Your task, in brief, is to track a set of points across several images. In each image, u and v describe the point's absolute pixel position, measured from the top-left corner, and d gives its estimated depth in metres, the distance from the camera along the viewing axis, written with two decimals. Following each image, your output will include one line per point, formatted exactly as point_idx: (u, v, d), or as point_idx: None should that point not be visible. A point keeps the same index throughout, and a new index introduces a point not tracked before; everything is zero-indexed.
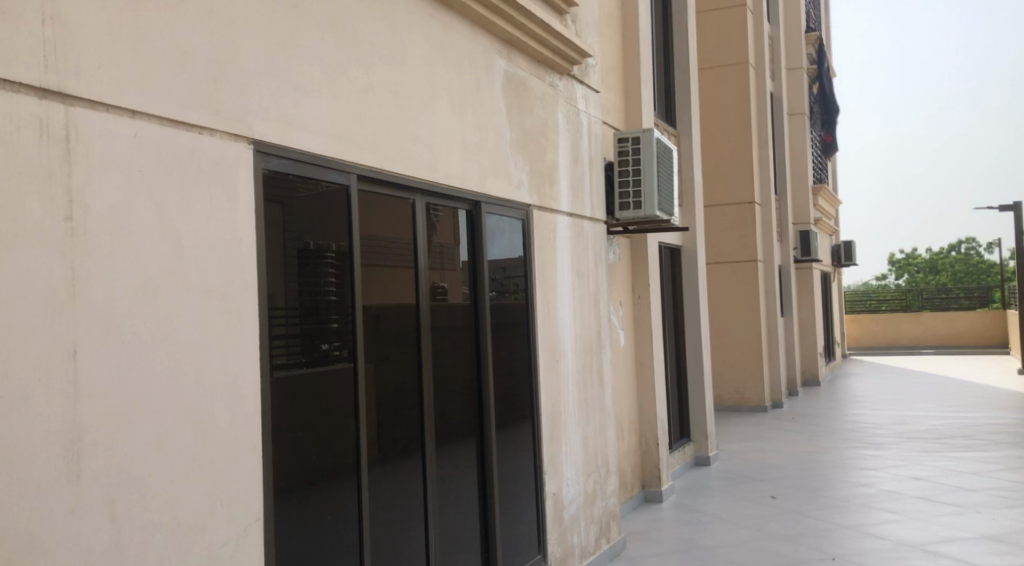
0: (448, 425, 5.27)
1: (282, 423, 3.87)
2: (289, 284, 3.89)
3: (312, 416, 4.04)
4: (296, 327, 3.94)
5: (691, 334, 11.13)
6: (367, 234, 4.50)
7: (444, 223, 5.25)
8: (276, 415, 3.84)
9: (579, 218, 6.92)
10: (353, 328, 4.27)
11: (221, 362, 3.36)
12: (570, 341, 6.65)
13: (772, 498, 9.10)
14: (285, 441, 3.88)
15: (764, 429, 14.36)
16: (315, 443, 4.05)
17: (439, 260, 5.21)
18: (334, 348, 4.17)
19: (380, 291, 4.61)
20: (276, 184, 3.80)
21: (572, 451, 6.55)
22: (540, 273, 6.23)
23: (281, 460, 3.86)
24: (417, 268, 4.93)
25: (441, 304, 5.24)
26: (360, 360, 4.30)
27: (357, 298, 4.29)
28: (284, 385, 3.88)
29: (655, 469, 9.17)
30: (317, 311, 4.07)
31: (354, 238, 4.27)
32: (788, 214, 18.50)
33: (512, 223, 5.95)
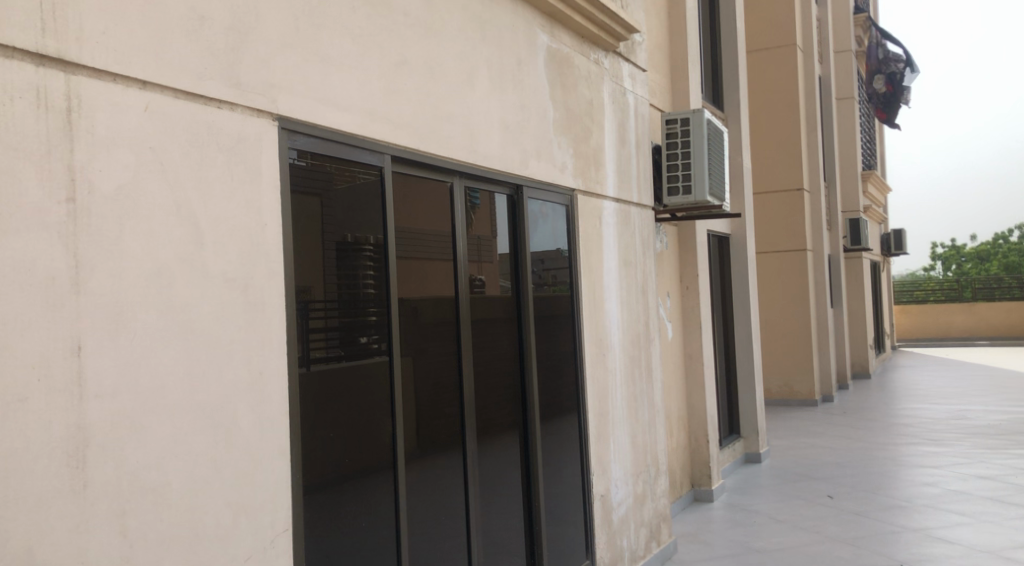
0: (489, 425, 4.96)
1: (313, 423, 3.58)
2: (314, 274, 3.61)
3: (345, 416, 3.75)
4: (326, 320, 3.66)
5: (740, 326, 10.72)
6: (400, 219, 4.20)
7: (483, 210, 4.94)
8: (306, 415, 3.55)
9: (626, 203, 6.56)
10: (388, 321, 3.97)
11: (244, 358, 3.07)
12: (618, 334, 6.31)
13: (829, 497, 8.69)
14: (315, 444, 3.59)
15: (815, 424, 13.88)
16: (348, 445, 3.75)
17: (477, 250, 4.90)
18: (367, 342, 3.88)
19: (414, 280, 4.32)
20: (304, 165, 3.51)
21: (620, 450, 6.21)
22: (586, 262, 5.89)
23: (312, 464, 3.56)
24: (455, 257, 4.62)
25: (481, 295, 4.93)
26: (397, 355, 4.00)
27: (393, 289, 3.99)
28: (314, 383, 3.59)
29: (705, 467, 8.79)
30: (347, 303, 3.77)
31: (389, 225, 3.97)
32: (837, 202, 17.93)
33: (555, 210, 5.62)
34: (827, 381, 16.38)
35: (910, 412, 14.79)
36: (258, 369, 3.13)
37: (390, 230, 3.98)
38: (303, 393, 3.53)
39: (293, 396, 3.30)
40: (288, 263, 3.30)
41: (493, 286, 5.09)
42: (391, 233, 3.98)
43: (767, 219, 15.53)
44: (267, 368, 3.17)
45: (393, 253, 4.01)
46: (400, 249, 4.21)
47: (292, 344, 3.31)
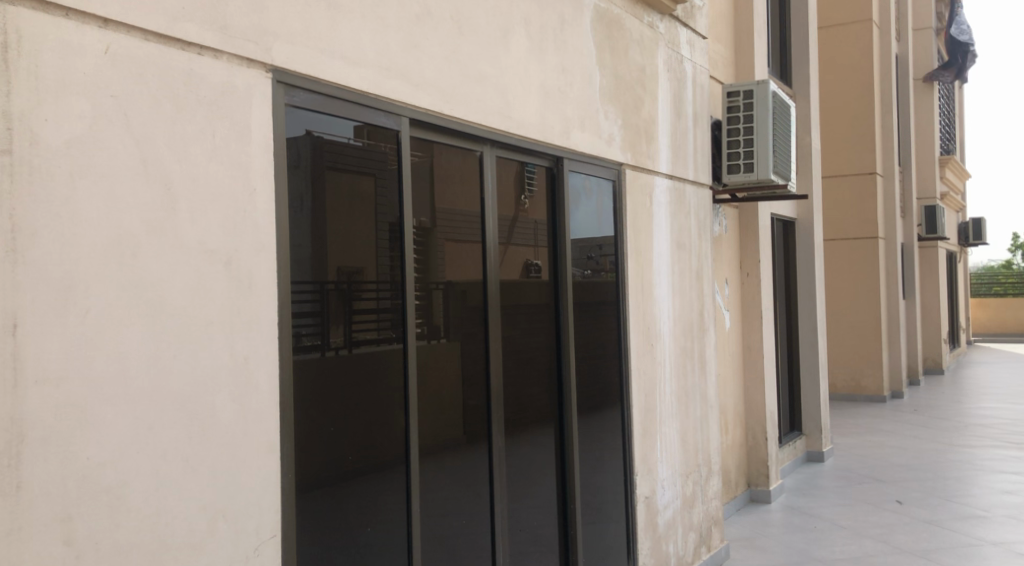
0: (524, 420, 4.51)
1: (315, 416, 3.22)
2: (366, 254, 3.43)
3: (347, 410, 3.36)
4: (376, 297, 3.48)
5: (804, 318, 10.12)
6: (447, 201, 3.98)
7: (537, 187, 4.65)
8: (302, 407, 3.16)
9: (681, 181, 6.06)
10: (402, 305, 3.58)
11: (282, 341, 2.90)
12: (669, 324, 5.82)
13: (898, 503, 8.14)
14: (315, 441, 3.22)
15: (882, 422, 13.18)
16: (351, 442, 3.36)
17: (532, 233, 4.62)
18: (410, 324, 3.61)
19: (469, 265, 4.10)
20: (348, 138, 3.33)
21: (668, 448, 5.74)
22: (634, 244, 5.42)
23: (307, 463, 3.19)
24: (484, 240, 4.19)
25: (535, 281, 4.66)
26: (412, 341, 3.61)
27: (409, 269, 3.59)
28: (316, 372, 3.21)
29: (762, 466, 8.26)
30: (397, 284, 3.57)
31: (407, 198, 3.57)
32: (911, 187, 17.06)
33: (600, 185, 5.16)
34: (896, 377, 15.65)
35: (985, 412, 14.02)
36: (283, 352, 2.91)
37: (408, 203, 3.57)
38: (298, 384, 3.14)
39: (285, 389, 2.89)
40: (282, 234, 2.88)
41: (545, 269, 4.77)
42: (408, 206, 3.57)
43: (836, 205, 14.80)
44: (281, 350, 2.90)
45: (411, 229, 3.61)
46: (451, 231, 4.00)
47: (286, 325, 2.89)
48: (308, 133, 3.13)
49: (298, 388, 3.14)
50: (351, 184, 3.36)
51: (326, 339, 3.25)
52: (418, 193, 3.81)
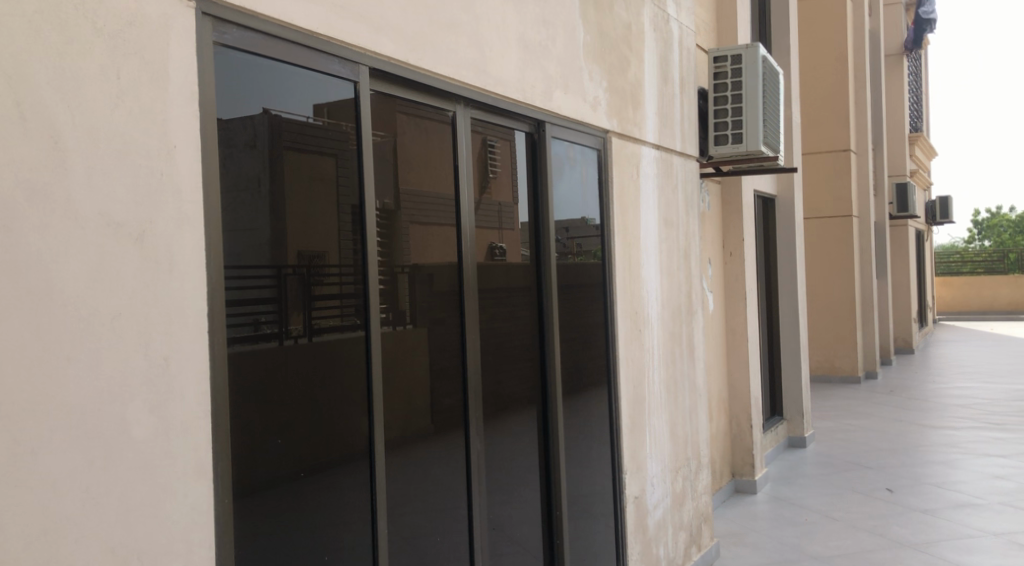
0: (503, 416, 4.01)
1: (263, 423, 2.68)
2: (328, 235, 2.91)
3: (299, 414, 2.80)
4: (338, 283, 2.95)
5: (784, 299, 9.73)
6: (423, 182, 3.48)
7: (501, 168, 4.01)
8: (244, 409, 2.62)
9: (668, 152, 5.56)
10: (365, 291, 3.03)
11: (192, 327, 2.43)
12: (656, 307, 5.33)
13: (888, 492, 7.76)
14: (263, 451, 2.68)
15: (858, 404, 12.88)
16: (304, 453, 2.81)
17: (496, 215, 3.99)
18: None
19: (442, 247, 3.60)
20: (309, 118, 2.83)
21: (658, 442, 5.27)
22: (621, 220, 4.91)
23: (252, 478, 2.64)
24: (458, 221, 3.67)
25: (502, 267, 4.04)
26: (375, 332, 3.06)
27: (369, 248, 3.04)
28: (263, 367, 2.67)
29: (747, 455, 7.85)
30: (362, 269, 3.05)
31: (369, 165, 3.05)
32: (883, 165, 16.79)
33: (584, 154, 4.64)
34: (870, 357, 15.40)
35: (961, 392, 13.77)
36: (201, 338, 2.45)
37: (371, 172, 3.04)
38: (236, 384, 2.59)
39: (217, 389, 2.34)
40: (212, 198, 2.32)
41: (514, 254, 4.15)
42: (370, 175, 3.04)
43: (811, 183, 14.44)
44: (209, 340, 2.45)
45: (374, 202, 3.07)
46: (422, 206, 3.48)
47: (217, 313, 2.33)
48: (265, 109, 2.67)
49: (239, 388, 2.60)
50: (318, 161, 2.86)
51: (285, 327, 2.74)
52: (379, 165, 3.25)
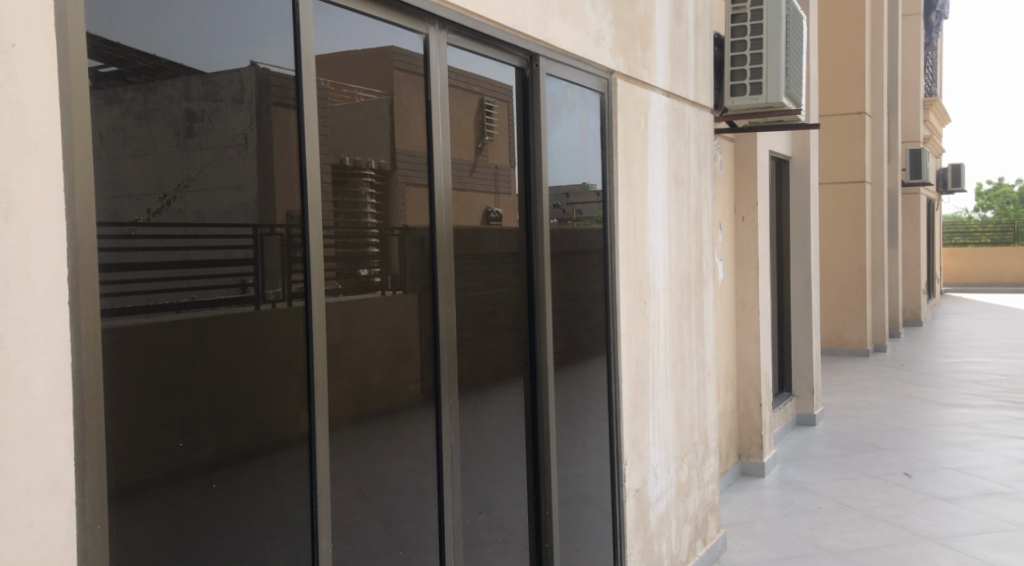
0: (485, 400, 3.42)
1: (177, 412, 2.23)
2: (318, 195, 2.61)
3: (224, 404, 2.34)
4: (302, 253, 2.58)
5: (795, 269, 9.14)
6: (414, 138, 3.04)
7: (496, 128, 3.52)
8: (153, 393, 2.18)
9: (680, 100, 4.94)
10: (342, 255, 2.74)
11: (174, 286, 2.22)
12: (665, 276, 4.75)
13: (906, 477, 7.22)
14: (168, 445, 2.20)
15: (868, 380, 12.31)
16: (221, 454, 2.32)
17: (491, 177, 3.48)
18: (363, 276, 2.82)
19: (415, 205, 3.05)
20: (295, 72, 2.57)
21: (662, 427, 4.69)
22: (627, 175, 4.28)
23: (148, 475, 2.17)
24: (431, 179, 3.10)
25: (496, 233, 3.52)
26: (319, 310, 2.61)
27: (312, 210, 2.59)
28: (174, 346, 2.22)
29: (756, 436, 7.30)
30: (345, 230, 2.75)
31: (311, 103, 2.58)
32: (897, 130, 16.11)
33: (585, 97, 4.02)
34: (879, 329, 14.82)
35: (975, 367, 13.20)
36: (187, 301, 2.24)
37: (315, 113, 2.60)
38: (124, 365, 2.14)
39: (85, 370, 1.89)
40: (77, 103, 1.87)
41: (512, 219, 3.62)
42: (309, 116, 2.58)
43: (824, 147, 13.78)
44: (193, 302, 2.26)
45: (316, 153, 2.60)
46: (423, 166, 3.08)
47: (87, 250, 1.88)
48: (253, 63, 2.45)
49: (150, 369, 2.18)
50: (312, 108, 2.59)
51: (261, 291, 2.46)
52: (372, 122, 2.84)
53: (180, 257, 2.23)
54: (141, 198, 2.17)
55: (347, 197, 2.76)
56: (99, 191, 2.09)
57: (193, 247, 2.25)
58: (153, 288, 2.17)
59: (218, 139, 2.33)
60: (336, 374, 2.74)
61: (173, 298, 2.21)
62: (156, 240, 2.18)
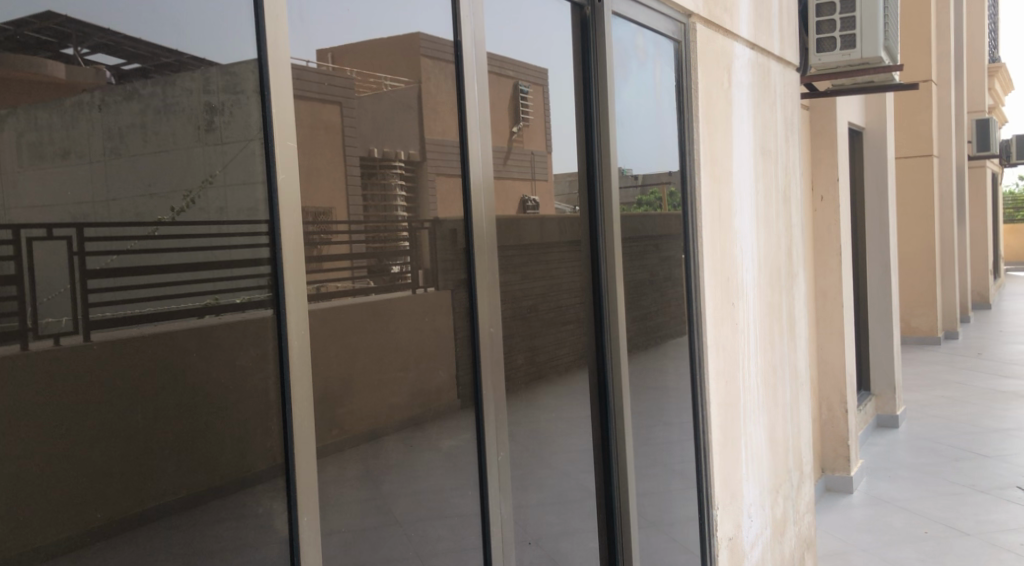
0: (541, 446, 2.61)
1: (143, 458, 1.55)
2: (295, 186, 1.79)
3: (215, 457, 1.65)
4: (345, 259, 1.94)
5: (872, 254, 8.16)
6: (444, 124, 2.26)
7: (532, 112, 2.60)
8: (117, 425, 1.52)
9: (765, 53, 4.05)
10: (375, 251, 2.02)
11: (179, 295, 1.60)
12: (754, 270, 3.87)
13: (1018, 492, 6.28)
14: (116, 502, 1.51)
15: (944, 372, 11.28)
16: (189, 528, 1.61)
17: (528, 164, 2.57)
18: (395, 274, 2.08)
19: (445, 194, 2.26)
20: (312, 63, 1.88)
21: (755, 455, 3.81)
22: (710, 147, 3.41)
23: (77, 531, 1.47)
24: (466, 173, 2.30)
25: (534, 225, 2.60)
26: (294, 343, 1.78)
27: (286, 209, 1.77)
28: (176, 361, 1.60)
29: (841, 446, 6.37)
30: (375, 225, 2.02)
31: (280, 56, 1.76)
32: (961, 99, 14.98)
33: (659, 45, 3.15)
34: (950, 314, 13.75)
35: None
36: (208, 302, 1.65)
37: (286, 76, 1.77)
38: (75, 406, 1.47)
39: None
40: None
41: (551, 209, 2.69)
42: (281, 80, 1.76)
43: None
44: (214, 304, 1.66)
45: (290, 133, 1.77)
46: (452, 155, 2.28)
47: None
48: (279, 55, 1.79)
49: (120, 394, 1.53)
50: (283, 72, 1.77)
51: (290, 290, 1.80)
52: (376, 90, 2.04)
53: (205, 254, 1.63)
54: (164, 194, 1.58)
55: (376, 188, 2.02)
56: (120, 187, 1.53)
57: (216, 246, 1.65)
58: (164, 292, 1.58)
59: (240, 132, 1.71)
60: (325, 431, 1.90)
61: (193, 301, 1.63)
62: (186, 238, 1.61)
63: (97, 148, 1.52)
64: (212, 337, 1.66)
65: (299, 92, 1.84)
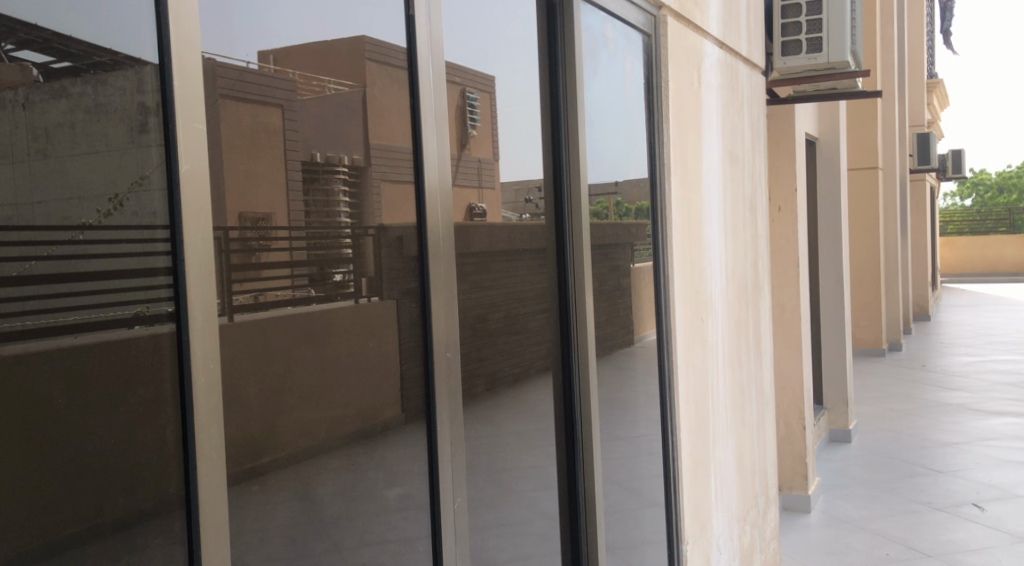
0: (501, 487, 2.30)
1: (48, 501, 1.26)
2: (203, 189, 1.45)
3: (132, 501, 1.36)
4: (286, 265, 1.62)
5: (826, 266, 8.01)
6: (392, 126, 1.92)
7: (480, 120, 2.26)
8: (17, 458, 1.23)
9: (733, 54, 3.82)
10: (315, 259, 1.69)
11: (100, 305, 1.33)
12: (723, 283, 3.63)
13: (976, 510, 6.15)
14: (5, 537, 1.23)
15: (891, 384, 11.26)
16: None
17: (474, 173, 2.22)
18: (338, 282, 1.75)
19: (398, 205, 1.94)
20: (252, 64, 1.57)
21: (723, 482, 3.56)
22: (680, 151, 3.16)
23: None
24: (420, 178, 1.99)
25: (482, 235, 2.25)
26: (200, 380, 1.44)
27: (190, 210, 1.43)
28: (93, 384, 1.32)
29: (800, 465, 6.18)
30: (317, 231, 1.69)
31: (185, 17, 1.42)
32: (904, 113, 15.12)
33: (629, 37, 2.90)
34: (893, 326, 13.82)
35: (1000, 366, 12.22)
36: (140, 311, 1.38)
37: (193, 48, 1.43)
38: None
39: None
40: None
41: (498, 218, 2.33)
42: (183, 55, 1.42)
43: None
44: (148, 313, 1.39)
45: (195, 113, 1.44)
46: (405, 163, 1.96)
47: None
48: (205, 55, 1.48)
49: (47, 418, 1.26)
50: (187, 43, 1.43)
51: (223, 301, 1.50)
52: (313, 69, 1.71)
53: (140, 260, 1.39)
54: (92, 194, 1.32)
55: (319, 193, 1.69)
56: (45, 188, 1.28)
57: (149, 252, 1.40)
58: (95, 301, 1.32)
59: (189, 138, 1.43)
60: (245, 486, 1.54)
61: (124, 309, 1.36)
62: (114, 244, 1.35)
63: (25, 142, 1.26)
64: (138, 362, 1.37)
65: (226, 92, 1.52)
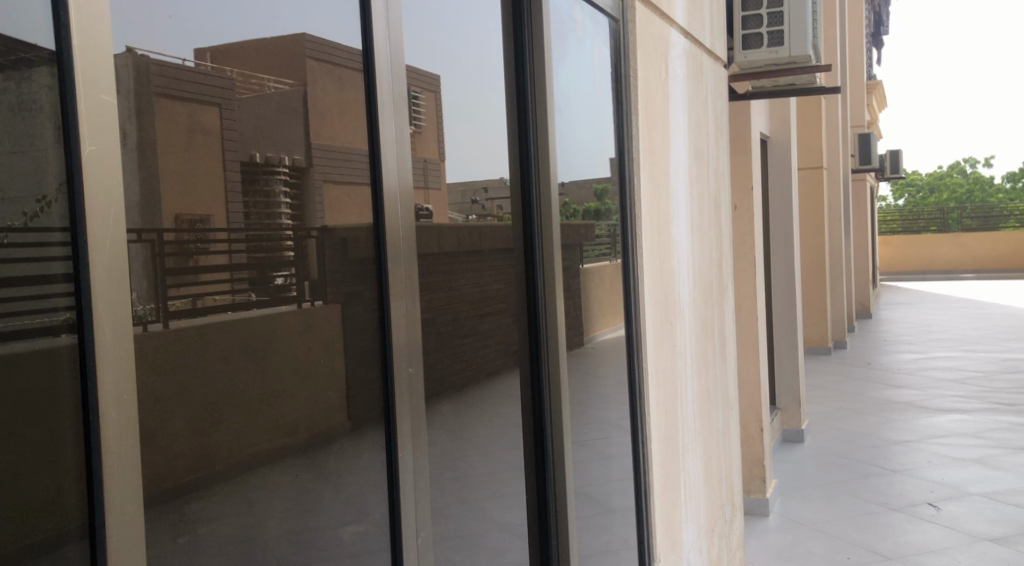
0: (465, 514, 2.09)
1: None
2: (110, 184, 1.22)
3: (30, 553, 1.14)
4: (226, 271, 1.40)
5: (778, 265, 7.95)
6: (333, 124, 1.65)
7: (425, 118, 1.97)
8: None
9: (698, 44, 3.66)
10: (258, 264, 1.46)
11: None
12: (690, 283, 3.47)
13: (932, 509, 6.11)
14: None
15: (839, 382, 11.29)
16: None
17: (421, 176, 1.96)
18: (279, 287, 1.49)
19: (351, 208, 1.70)
20: (189, 62, 1.37)
21: (693, 494, 3.39)
22: (649, 144, 2.98)
23: None
24: (376, 174, 1.76)
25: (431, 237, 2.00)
26: (109, 415, 1.22)
27: (95, 209, 1.21)
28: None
29: (758, 467, 6.07)
30: (258, 233, 1.45)
31: None
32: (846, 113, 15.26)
33: (596, 22, 2.71)
34: (839, 324, 13.92)
35: (944, 363, 12.35)
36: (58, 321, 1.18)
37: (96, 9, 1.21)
38: None
39: None
40: None
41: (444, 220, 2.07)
42: (87, 26, 1.20)
43: None
44: (55, 323, 1.18)
45: (104, 84, 1.22)
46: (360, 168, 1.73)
47: None
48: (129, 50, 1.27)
49: None
50: (93, 12, 1.21)
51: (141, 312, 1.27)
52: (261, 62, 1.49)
53: (39, 263, 1.16)
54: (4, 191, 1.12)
55: (259, 197, 1.45)
56: None
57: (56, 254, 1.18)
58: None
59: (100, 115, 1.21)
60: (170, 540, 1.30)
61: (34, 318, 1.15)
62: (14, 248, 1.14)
63: None
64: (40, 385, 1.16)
65: (162, 93, 1.32)
